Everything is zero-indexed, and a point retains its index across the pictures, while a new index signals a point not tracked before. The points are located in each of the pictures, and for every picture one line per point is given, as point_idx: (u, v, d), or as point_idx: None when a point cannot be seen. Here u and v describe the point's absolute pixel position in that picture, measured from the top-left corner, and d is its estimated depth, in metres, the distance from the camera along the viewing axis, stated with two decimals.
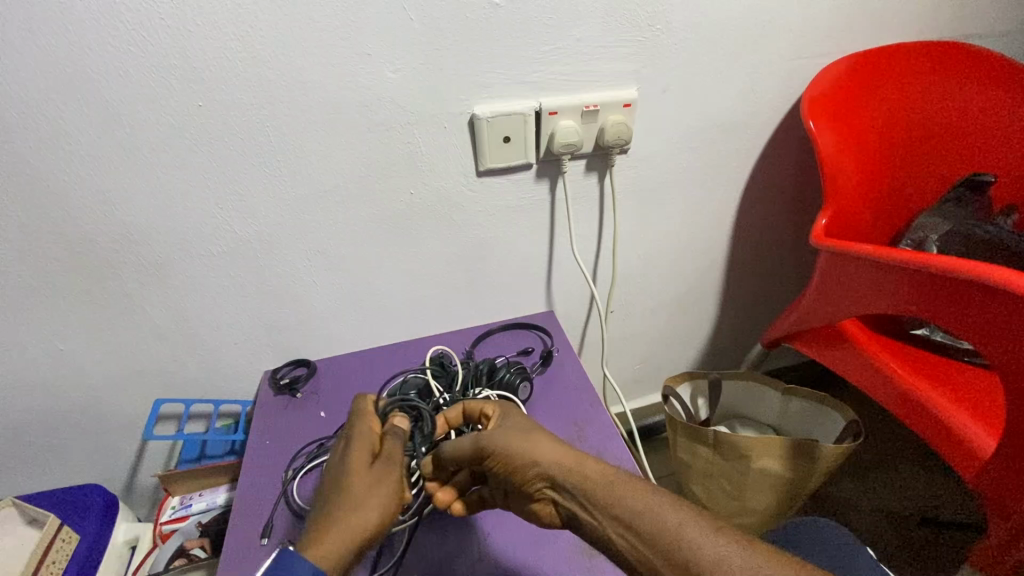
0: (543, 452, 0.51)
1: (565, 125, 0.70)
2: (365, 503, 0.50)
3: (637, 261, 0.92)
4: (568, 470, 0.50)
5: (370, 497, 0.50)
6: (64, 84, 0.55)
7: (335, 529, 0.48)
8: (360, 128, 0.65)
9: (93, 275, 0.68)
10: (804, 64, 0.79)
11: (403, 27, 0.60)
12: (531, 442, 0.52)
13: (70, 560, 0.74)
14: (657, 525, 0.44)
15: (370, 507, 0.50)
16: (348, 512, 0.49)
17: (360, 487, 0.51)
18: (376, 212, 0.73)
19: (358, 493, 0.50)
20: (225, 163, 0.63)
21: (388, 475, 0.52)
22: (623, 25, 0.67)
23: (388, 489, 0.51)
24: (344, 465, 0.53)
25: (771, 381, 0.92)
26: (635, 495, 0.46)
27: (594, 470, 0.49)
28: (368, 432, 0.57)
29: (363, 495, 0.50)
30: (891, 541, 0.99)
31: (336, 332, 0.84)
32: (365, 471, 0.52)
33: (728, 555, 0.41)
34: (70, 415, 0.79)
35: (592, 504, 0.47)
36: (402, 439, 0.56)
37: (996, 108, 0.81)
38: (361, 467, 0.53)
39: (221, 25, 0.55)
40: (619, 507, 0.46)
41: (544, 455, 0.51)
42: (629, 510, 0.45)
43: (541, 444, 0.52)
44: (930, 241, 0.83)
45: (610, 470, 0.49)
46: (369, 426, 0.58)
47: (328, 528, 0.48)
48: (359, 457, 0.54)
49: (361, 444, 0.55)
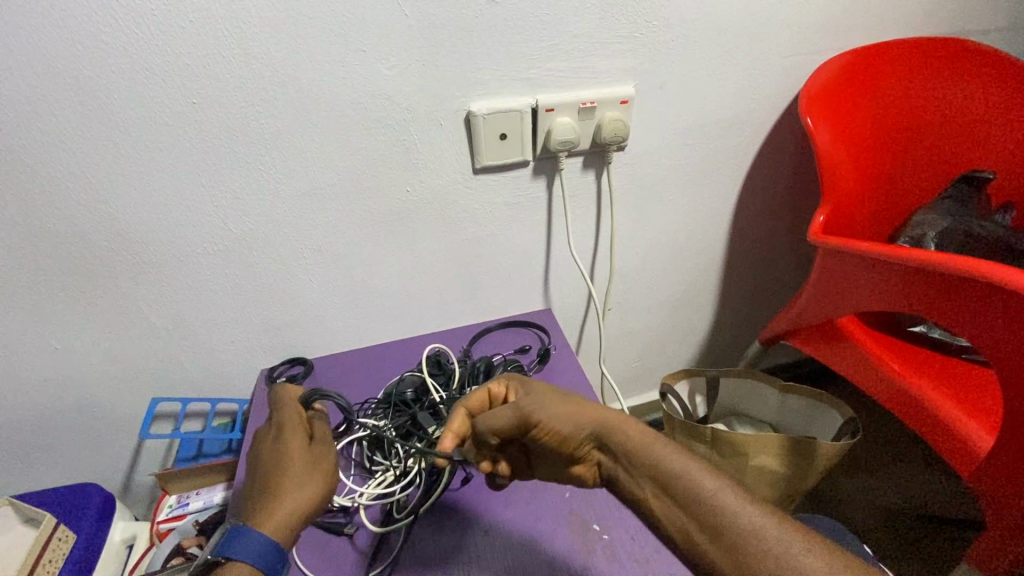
0: (590, 415, 0.51)
1: (562, 122, 0.70)
2: (306, 479, 0.54)
3: (634, 259, 0.92)
4: (611, 434, 0.49)
5: (310, 474, 0.55)
6: (56, 81, 0.54)
7: (281, 502, 0.52)
8: (356, 125, 0.65)
9: (87, 274, 0.67)
10: (802, 61, 0.79)
11: (398, 24, 0.60)
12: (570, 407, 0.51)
13: (67, 559, 0.73)
14: (694, 489, 0.43)
15: (316, 482, 0.54)
16: (294, 486, 0.53)
17: (300, 465, 0.55)
18: (372, 210, 0.73)
19: (300, 471, 0.55)
20: (220, 160, 0.63)
21: (324, 454, 0.58)
22: (620, 22, 0.67)
23: (326, 464, 0.57)
24: (281, 447, 0.58)
25: (770, 379, 0.92)
26: (677, 459, 0.46)
27: (634, 433, 0.49)
28: (299, 420, 0.62)
29: (305, 472, 0.55)
30: (890, 539, 0.99)
31: (333, 330, 0.84)
32: (303, 453, 0.57)
33: (765, 525, 0.40)
34: (66, 414, 0.79)
35: (633, 464, 0.47)
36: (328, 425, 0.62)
37: (997, 105, 0.81)
38: (296, 449, 0.57)
39: (215, 22, 0.55)
40: (660, 468, 0.45)
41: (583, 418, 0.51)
42: (668, 471, 0.45)
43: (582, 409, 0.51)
44: (930, 236, 0.82)
45: (651, 434, 0.48)
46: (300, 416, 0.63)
47: (276, 501, 0.52)
48: (294, 441, 0.58)
49: (294, 430, 0.60)
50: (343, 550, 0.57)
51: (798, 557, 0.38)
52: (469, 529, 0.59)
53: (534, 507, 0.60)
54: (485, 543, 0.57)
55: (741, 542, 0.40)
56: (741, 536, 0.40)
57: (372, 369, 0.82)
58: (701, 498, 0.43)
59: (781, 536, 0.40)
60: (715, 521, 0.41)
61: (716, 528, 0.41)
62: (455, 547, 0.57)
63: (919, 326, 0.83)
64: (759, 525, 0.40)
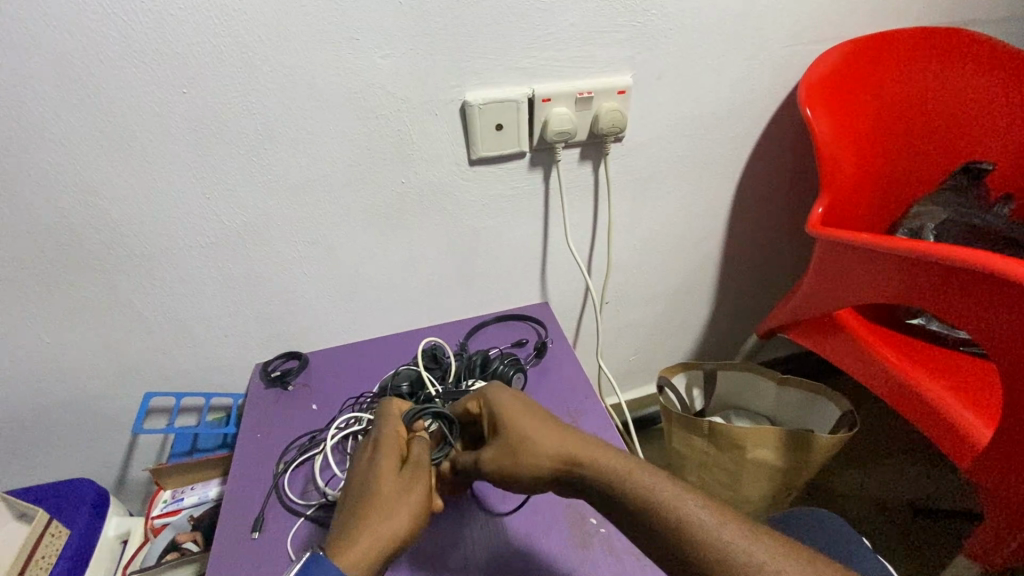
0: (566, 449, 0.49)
1: (559, 112, 0.69)
2: (396, 513, 0.49)
3: (632, 251, 0.91)
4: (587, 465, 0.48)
5: (400, 507, 0.49)
6: (40, 69, 0.53)
7: (365, 540, 0.47)
8: (349, 115, 0.64)
9: (78, 267, 0.66)
10: (802, 50, 0.78)
11: (391, 12, 0.59)
12: (527, 451, 0.50)
13: (59, 555, 0.73)
14: (666, 524, 0.43)
15: (404, 520, 0.48)
16: (382, 524, 0.48)
17: (391, 497, 0.50)
18: (367, 202, 0.72)
19: (391, 505, 0.49)
20: (212, 151, 0.62)
21: (420, 484, 0.51)
22: (617, 10, 0.66)
23: (421, 499, 0.50)
24: (373, 470, 0.52)
25: (767, 371, 0.92)
26: (644, 490, 0.45)
27: (612, 464, 0.47)
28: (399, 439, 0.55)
29: (397, 506, 0.49)
30: (886, 530, 0.99)
31: (327, 324, 0.83)
32: (398, 481, 0.51)
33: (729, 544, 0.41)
34: (59, 408, 0.78)
35: (607, 494, 0.46)
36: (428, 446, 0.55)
37: (998, 95, 0.80)
38: (391, 475, 0.51)
39: (203, 9, 0.54)
40: (625, 507, 0.45)
41: (545, 457, 0.49)
42: (632, 508, 0.45)
43: (543, 443, 0.50)
44: (929, 228, 0.82)
45: (631, 463, 0.47)
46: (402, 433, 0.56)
47: (359, 536, 0.47)
48: (388, 464, 0.52)
49: (391, 450, 0.53)
50: None
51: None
52: (466, 521, 0.58)
53: (531, 500, 0.60)
54: (482, 536, 0.57)
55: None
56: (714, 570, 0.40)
57: (368, 362, 0.82)
58: (673, 533, 0.42)
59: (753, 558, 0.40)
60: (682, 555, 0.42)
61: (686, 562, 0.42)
62: (454, 542, 0.57)
63: (918, 318, 0.83)
64: (732, 551, 0.41)
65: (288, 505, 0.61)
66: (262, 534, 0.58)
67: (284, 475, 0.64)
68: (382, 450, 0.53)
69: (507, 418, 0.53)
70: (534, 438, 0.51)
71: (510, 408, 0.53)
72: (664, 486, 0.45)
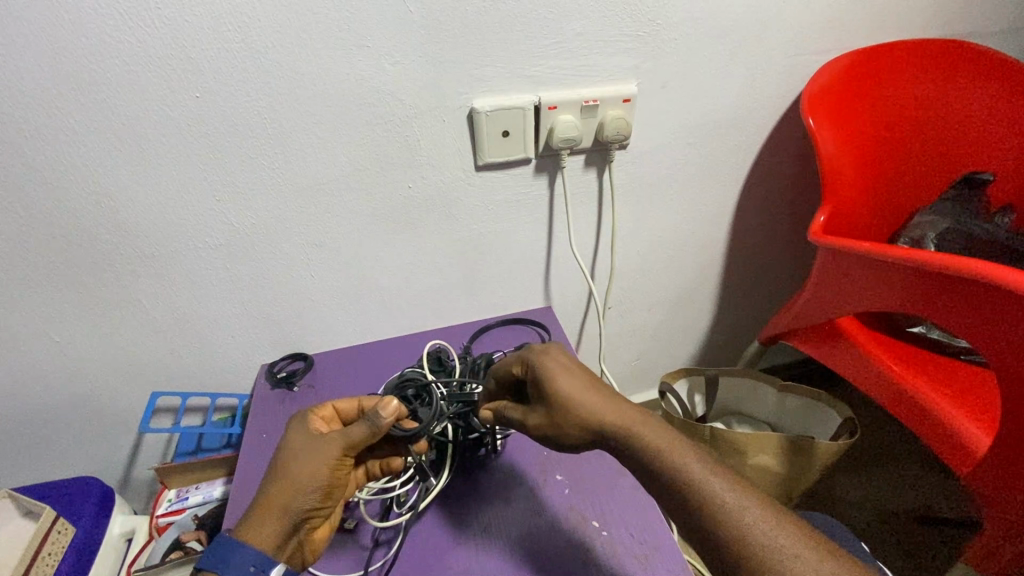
0: (608, 426, 0.50)
1: (565, 120, 0.70)
2: (297, 479, 0.51)
3: (635, 256, 0.92)
4: (625, 442, 0.49)
5: (302, 467, 0.52)
6: (58, 73, 0.54)
7: (268, 503, 0.50)
8: (359, 120, 0.65)
9: (89, 268, 0.67)
10: (804, 61, 0.79)
11: (402, 19, 0.60)
12: (569, 422, 0.51)
13: (65, 552, 0.73)
14: (696, 503, 0.44)
15: (301, 481, 0.51)
16: (284, 492, 0.51)
17: (295, 460, 0.53)
18: (374, 206, 0.73)
19: (294, 468, 0.52)
20: (223, 154, 0.63)
21: (327, 447, 0.53)
22: (623, 20, 0.67)
23: (322, 462, 0.52)
24: (286, 443, 0.55)
25: (769, 378, 0.92)
26: (679, 465, 0.46)
27: (649, 440, 0.48)
28: (319, 414, 0.58)
29: (297, 469, 0.52)
30: (885, 538, 0.99)
31: (333, 326, 0.84)
32: (304, 446, 0.54)
33: (759, 527, 0.42)
34: (65, 407, 0.79)
35: (645, 470, 0.47)
36: (370, 430, 0.54)
37: (995, 105, 0.81)
38: (299, 445, 0.54)
39: (220, 16, 0.55)
40: (660, 478, 0.46)
41: (589, 429, 0.50)
42: (666, 482, 0.46)
43: (585, 416, 0.50)
44: (929, 238, 0.83)
45: (666, 441, 0.47)
46: (324, 410, 0.59)
47: (263, 504, 0.50)
48: (297, 436, 0.55)
49: (303, 421, 0.57)
50: (346, 547, 0.57)
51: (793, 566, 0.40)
52: (470, 521, 0.59)
53: (535, 501, 0.61)
54: (486, 536, 0.57)
55: (738, 556, 0.41)
56: (738, 549, 0.41)
57: (373, 366, 0.82)
58: (701, 512, 0.43)
59: (778, 544, 0.41)
60: (710, 532, 0.43)
61: (711, 539, 0.43)
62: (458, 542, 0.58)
63: (918, 326, 0.83)
64: (758, 536, 0.41)
65: None
66: None
67: None
68: (296, 422, 0.57)
69: (551, 387, 0.52)
70: (580, 406, 0.51)
71: (555, 375, 0.53)
72: (698, 467, 0.45)
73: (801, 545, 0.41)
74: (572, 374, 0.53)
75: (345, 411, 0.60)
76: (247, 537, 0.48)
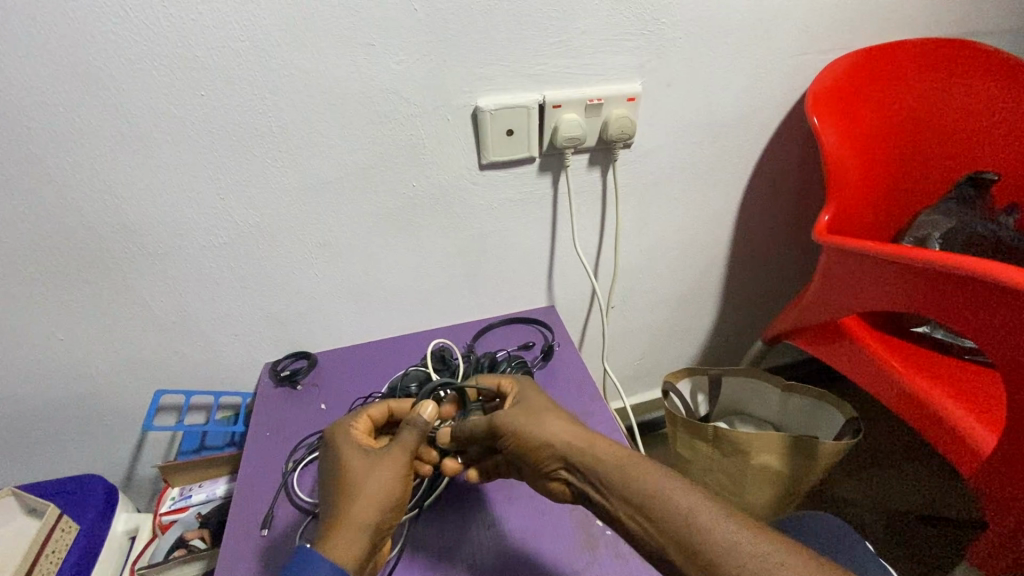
0: (576, 442, 0.52)
1: (569, 118, 0.70)
2: (372, 497, 0.50)
3: (638, 255, 0.92)
4: (593, 462, 0.50)
5: (376, 485, 0.50)
6: (64, 71, 0.54)
7: (349, 528, 0.48)
8: (363, 118, 0.65)
9: (92, 266, 0.67)
10: (809, 59, 0.79)
11: (406, 20, 0.60)
12: (547, 424, 0.54)
13: (69, 550, 0.73)
14: (675, 513, 0.45)
15: (378, 497, 0.50)
16: (362, 513, 0.49)
17: (364, 477, 0.51)
18: (378, 204, 0.73)
19: (366, 485, 0.50)
20: (228, 152, 0.63)
21: (396, 462, 0.52)
22: (627, 19, 0.67)
23: (394, 476, 0.51)
24: (345, 464, 0.52)
25: (773, 377, 0.92)
26: (652, 478, 0.48)
27: (615, 456, 0.50)
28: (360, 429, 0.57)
29: (370, 486, 0.50)
30: (890, 540, 0.99)
31: (336, 324, 0.84)
32: (362, 457, 0.53)
33: (739, 537, 0.42)
34: (68, 405, 0.79)
35: (614, 486, 0.49)
36: (422, 432, 0.53)
37: (997, 104, 0.81)
38: (363, 465, 0.52)
39: (226, 16, 0.55)
40: (637, 490, 0.47)
41: (562, 434, 0.53)
42: (641, 492, 0.47)
43: (557, 424, 0.54)
44: (934, 237, 0.83)
45: (634, 459, 0.50)
46: (361, 421, 0.58)
47: (341, 528, 0.48)
48: (356, 457, 0.53)
49: (353, 441, 0.55)
50: None
51: (778, 572, 0.40)
52: (472, 522, 0.59)
53: (538, 502, 0.61)
54: (488, 536, 0.58)
55: (722, 564, 0.41)
56: (719, 558, 0.42)
57: (377, 364, 0.83)
58: (683, 521, 0.44)
59: (762, 552, 0.41)
60: (691, 540, 0.43)
61: (692, 547, 0.43)
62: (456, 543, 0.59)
63: (922, 326, 0.83)
64: (738, 544, 0.42)
65: (297, 504, 0.62)
66: (270, 531, 0.59)
67: (293, 473, 0.65)
68: (346, 443, 0.54)
69: (524, 398, 0.58)
70: (553, 412, 0.55)
71: (525, 389, 0.59)
72: (667, 482, 0.47)
73: (784, 552, 0.41)
74: (537, 395, 0.59)
75: (376, 417, 0.59)
76: (339, 559, 0.46)
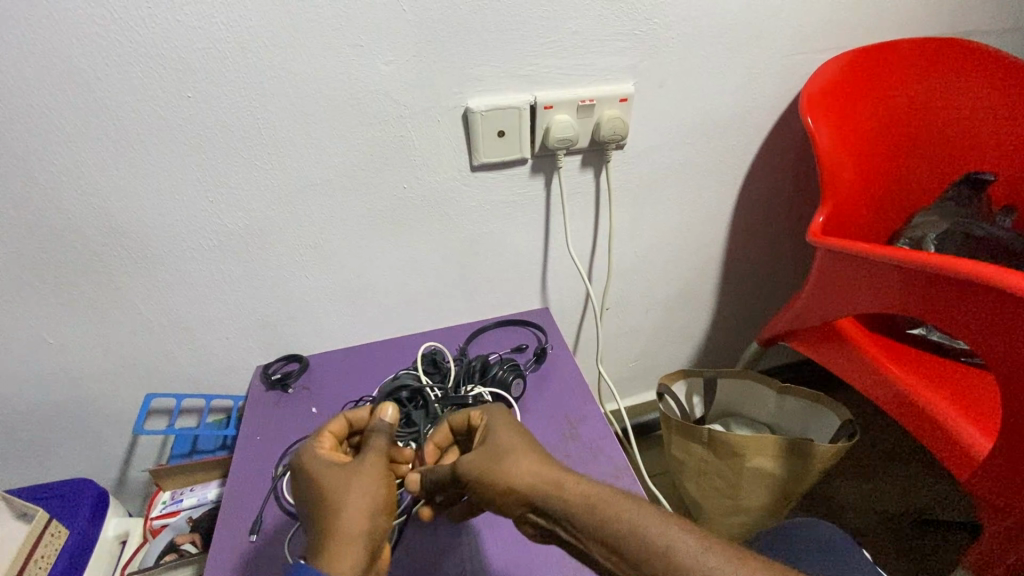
0: (538, 480, 0.47)
1: (560, 119, 0.69)
2: (359, 505, 0.49)
3: (632, 257, 0.91)
4: (557, 501, 0.45)
5: (360, 493, 0.49)
6: (48, 72, 0.54)
7: (343, 540, 0.47)
8: (352, 120, 0.65)
9: (81, 269, 0.67)
10: (803, 59, 0.78)
11: (395, 20, 0.59)
12: (507, 464, 0.48)
13: (58, 554, 0.73)
14: (653, 557, 0.40)
15: (366, 503, 0.49)
16: (353, 521, 0.48)
17: (344, 487, 0.50)
18: (368, 206, 0.72)
19: (349, 495, 0.49)
20: (216, 153, 0.63)
21: (375, 467, 0.51)
22: (618, 19, 0.66)
23: (376, 479, 0.51)
24: (321, 478, 0.51)
25: (768, 379, 0.91)
26: (624, 513, 0.42)
27: (582, 491, 0.45)
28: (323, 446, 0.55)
29: (353, 494, 0.49)
30: (886, 543, 0.98)
31: (327, 327, 0.83)
32: (336, 468, 0.51)
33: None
34: (58, 409, 0.78)
35: (583, 529, 0.43)
36: (388, 434, 0.55)
37: (993, 103, 0.80)
38: (340, 476, 0.51)
39: (211, 15, 0.54)
40: (608, 532, 0.42)
41: (524, 472, 0.48)
42: (614, 535, 0.42)
43: (518, 459, 0.49)
44: (930, 238, 0.82)
45: (602, 492, 0.45)
46: (324, 438, 0.56)
47: (336, 542, 0.47)
48: (329, 470, 0.51)
49: (321, 454, 0.53)
50: None
51: None
52: (465, 529, 0.60)
53: None
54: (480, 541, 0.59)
55: None
56: None
57: (369, 367, 0.82)
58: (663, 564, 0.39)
59: None
60: None
61: None
62: (449, 548, 0.58)
63: (919, 328, 0.82)
64: None
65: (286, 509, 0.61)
66: (259, 536, 0.59)
67: (282, 477, 0.64)
68: (316, 458, 0.53)
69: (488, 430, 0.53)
70: (515, 445, 0.51)
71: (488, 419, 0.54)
72: (642, 519, 0.42)
73: None
74: (500, 424, 0.54)
75: (337, 432, 0.57)
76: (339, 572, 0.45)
